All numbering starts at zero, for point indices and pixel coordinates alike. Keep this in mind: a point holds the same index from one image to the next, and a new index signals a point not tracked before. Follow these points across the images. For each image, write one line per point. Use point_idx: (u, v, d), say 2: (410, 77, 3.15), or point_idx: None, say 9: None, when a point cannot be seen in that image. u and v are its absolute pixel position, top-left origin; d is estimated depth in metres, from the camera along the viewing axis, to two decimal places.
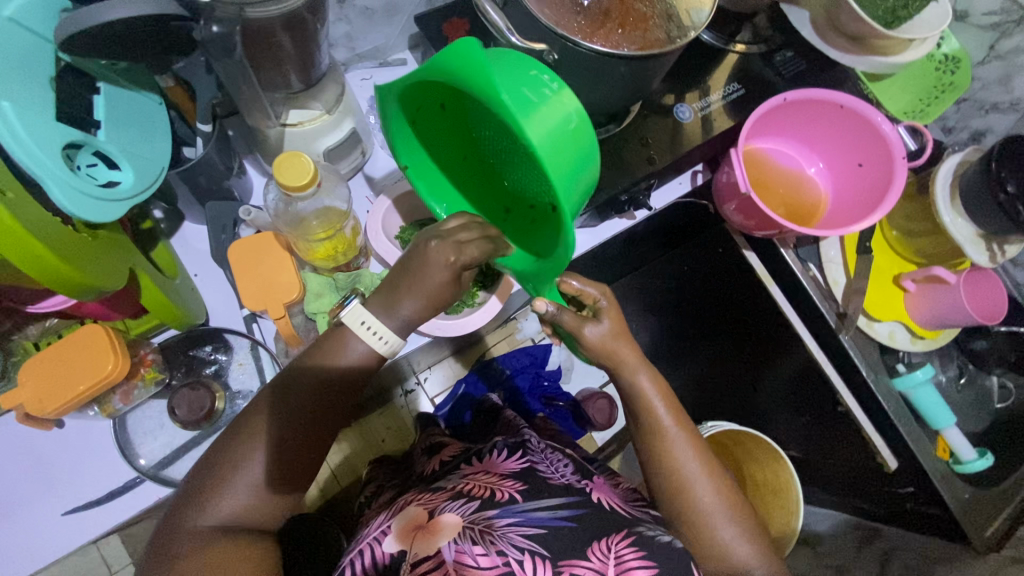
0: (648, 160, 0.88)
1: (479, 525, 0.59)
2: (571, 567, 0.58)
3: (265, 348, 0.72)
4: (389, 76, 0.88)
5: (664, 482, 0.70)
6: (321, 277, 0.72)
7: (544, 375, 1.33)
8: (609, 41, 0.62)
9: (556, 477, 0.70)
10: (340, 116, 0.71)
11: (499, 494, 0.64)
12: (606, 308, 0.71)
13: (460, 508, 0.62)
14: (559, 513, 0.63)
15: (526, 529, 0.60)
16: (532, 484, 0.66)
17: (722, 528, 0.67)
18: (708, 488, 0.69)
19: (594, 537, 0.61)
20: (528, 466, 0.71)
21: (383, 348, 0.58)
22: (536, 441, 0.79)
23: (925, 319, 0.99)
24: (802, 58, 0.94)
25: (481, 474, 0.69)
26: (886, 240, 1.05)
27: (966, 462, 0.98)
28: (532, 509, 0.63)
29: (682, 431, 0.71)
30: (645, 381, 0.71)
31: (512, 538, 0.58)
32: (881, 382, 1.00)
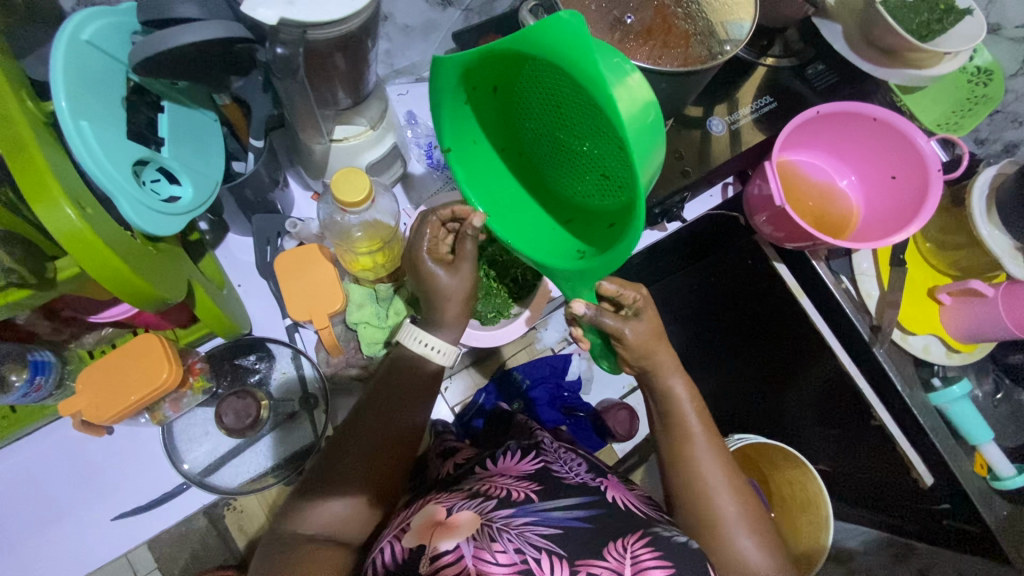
0: (681, 173, 0.89)
1: (497, 523, 0.61)
2: (588, 566, 0.60)
3: (308, 358, 0.74)
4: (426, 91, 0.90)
5: (686, 487, 0.71)
6: (363, 288, 0.73)
7: (564, 386, 1.33)
8: (650, 58, 0.63)
9: (570, 477, 0.71)
10: (383, 131, 0.73)
11: (515, 495, 0.66)
12: (646, 308, 0.68)
13: (477, 506, 0.64)
14: (573, 513, 0.65)
15: (542, 530, 0.62)
16: (546, 485, 0.68)
17: (737, 537, 0.68)
18: (728, 497, 0.69)
19: (612, 537, 0.63)
20: (541, 466, 0.72)
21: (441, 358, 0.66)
22: (549, 441, 0.80)
23: (960, 332, 0.98)
24: (834, 71, 0.95)
25: (499, 476, 0.71)
26: (920, 252, 1.04)
27: (1005, 479, 0.97)
28: (548, 508, 0.65)
29: (708, 438, 0.72)
30: (679, 386, 0.71)
31: (529, 536, 0.61)
32: (916, 396, 0.98)
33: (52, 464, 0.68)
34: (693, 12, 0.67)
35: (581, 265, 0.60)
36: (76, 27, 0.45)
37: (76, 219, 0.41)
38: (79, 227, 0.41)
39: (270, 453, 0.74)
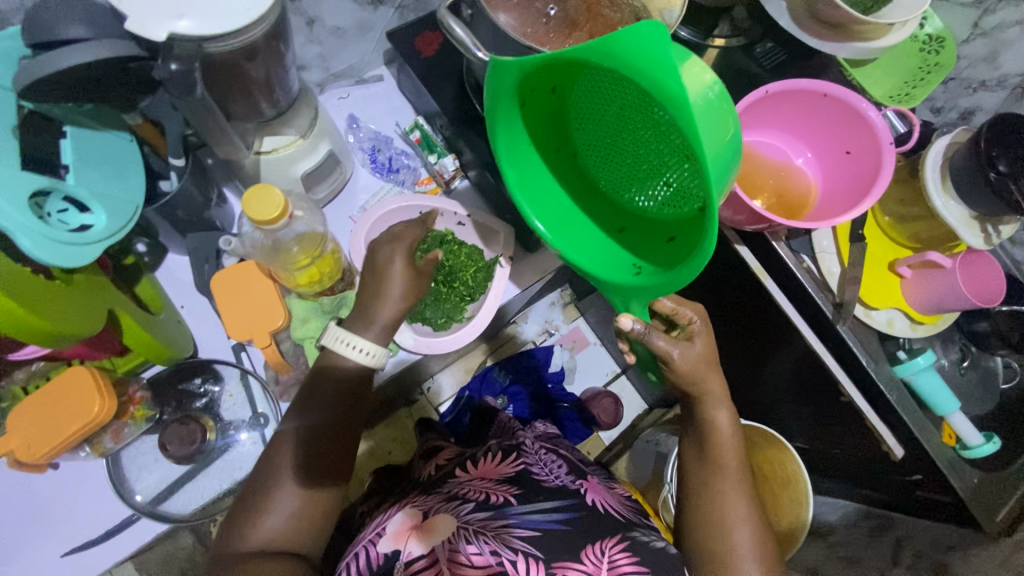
0: None
1: (473, 526, 0.63)
2: (564, 568, 0.60)
3: (255, 377, 0.72)
4: (367, 94, 0.88)
5: (703, 510, 0.71)
6: (306, 302, 0.72)
7: (548, 377, 1.47)
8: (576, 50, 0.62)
9: (549, 480, 0.74)
10: (315, 139, 0.70)
11: (493, 498, 0.68)
12: (700, 330, 0.69)
13: (454, 509, 0.67)
14: (551, 515, 0.66)
15: (520, 530, 0.63)
16: (525, 489, 0.70)
17: (744, 565, 0.67)
18: (743, 527, 0.69)
19: (589, 540, 0.64)
20: (521, 469, 0.75)
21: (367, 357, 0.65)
22: (530, 442, 0.84)
23: (922, 303, 0.97)
24: (783, 49, 0.94)
25: (478, 480, 0.74)
26: (879, 226, 1.02)
27: (973, 447, 0.98)
28: (527, 512, 0.66)
29: (739, 472, 0.72)
30: (722, 417, 0.73)
31: (507, 539, 0.61)
32: (882, 370, 0.98)
33: None
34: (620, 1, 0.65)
35: (637, 279, 0.61)
36: None
37: None
38: None
39: (223, 477, 0.73)
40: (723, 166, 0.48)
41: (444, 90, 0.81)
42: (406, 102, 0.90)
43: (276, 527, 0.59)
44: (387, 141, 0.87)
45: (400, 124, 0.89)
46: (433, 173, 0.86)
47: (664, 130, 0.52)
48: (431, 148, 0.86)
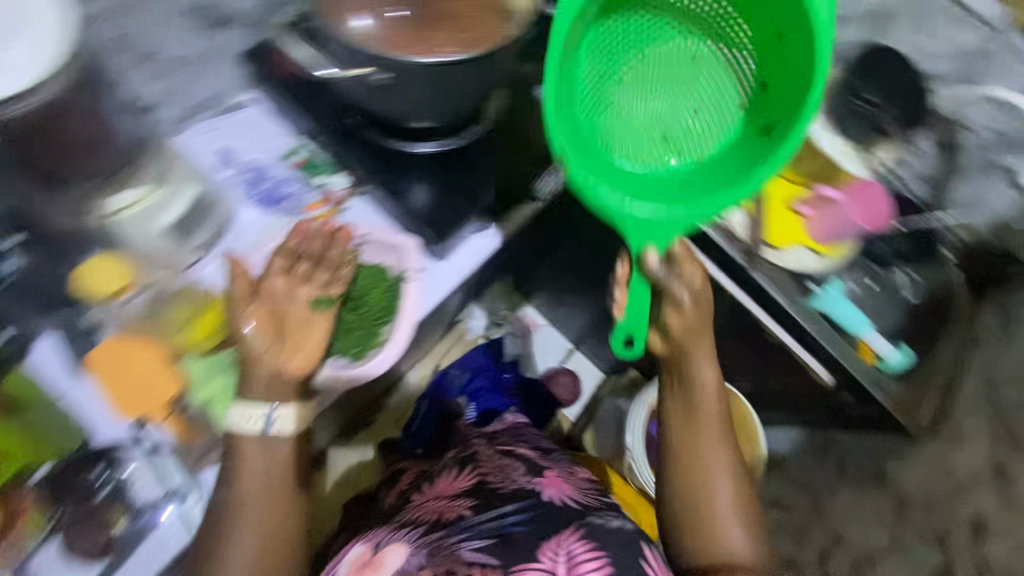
0: (521, 150, 0.83)
1: (441, 542, 0.72)
2: (525, 570, 0.67)
3: (165, 452, 0.68)
4: (235, 122, 0.82)
5: (682, 472, 0.73)
6: (200, 361, 0.68)
7: (502, 368, 1.39)
8: (432, 52, 0.65)
9: (506, 485, 0.81)
10: (172, 187, 0.69)
11: (446, 516, 0.77)
12: (699, 283, 0.70)
13: (406, 534, 0.75)
14: (509, 519, 0.73)
15: (472, 542, 0.71)
16: (481, 499, 0.79)
17: (724, 520, 0.71)
18: (724, 483, 0.72)
19: (544, 538, 0.70)
20: (477, 480, 0.83)
21: (261, 424, 0.65)
22: (484, 449, 0.92)
23: (824, 236, 1.00)
24: None
25: (433, 500, 0.82)
26: (770, 168, 1.02)
27: (889, 361, 1.02)
28: (479, 523, 0.74)
29: (719, 430, 0.73)
30: (708, 375, 0.73)
31: (463, 553, 0.70)
32: (799, 305, 1.02)
33: None
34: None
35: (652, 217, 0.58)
36: None
37: None
38: None
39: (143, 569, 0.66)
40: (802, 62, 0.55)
41: (322, 114, 0.80)
42: (281, 123, 0.84)
43: (242, 571, 0.61)
44: (266, 169, 0.82)
45: (278, 149, 0.83)
46: (323, 195, 0.82)
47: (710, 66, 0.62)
48: (317, 170, 0.83)
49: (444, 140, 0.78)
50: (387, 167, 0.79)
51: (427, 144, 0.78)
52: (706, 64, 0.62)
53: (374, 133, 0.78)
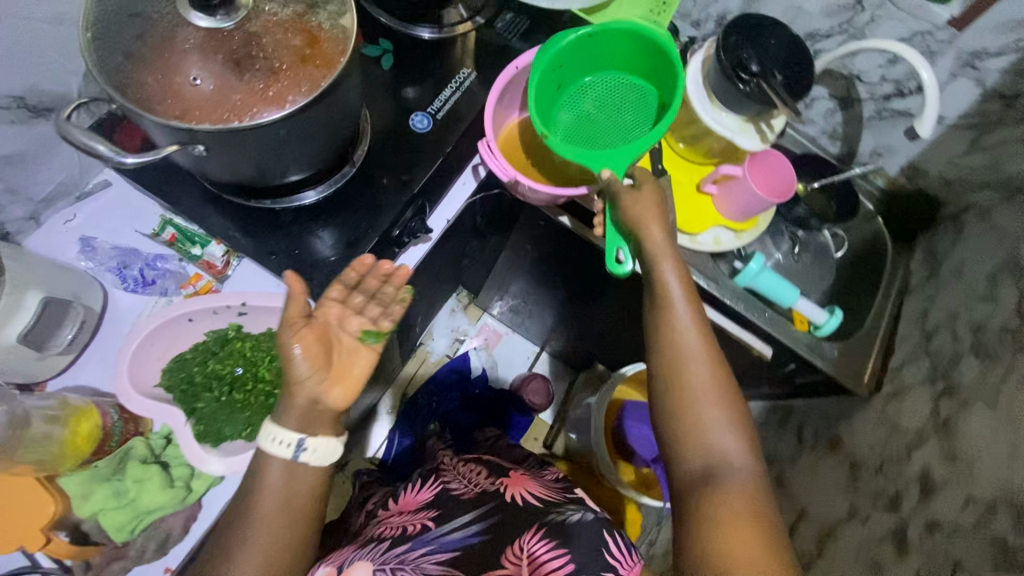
0: (402, 184, 0.79)
1: (395, 561, 0.67)
2: None
3: (63, 573, 0.65)
4: (94, 207, 0.77)
5: (663, 357, 0.70)
6: (77, 474, 0.65)
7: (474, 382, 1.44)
8: (241, 110, 0.54)
9: (466, 491, 0.78)
10: (13, 294, 0.64)
11: (411, 528, 0.73)
12: (642, 185, 0.74)
13: (370, 551, 0.71)
14: (470, 529, 0.70)
15: (438, 555, 0.67)
16: (443, 509, 0.75)
17: (709, 413, 0.66)
18: (703, 373, 0.68)
19: (507, 544, 0.67)
20: (440, 490, 0.80)
21: (290, 452, 0.62)
22: (450, 463, 0.91)
23: (737, 213, 0.98)
24: (523, 15, 0.90)
25: (395, 516, 0.78)
26: (676, 153, 1.02)
27: (823, 325, 1.01)
28: (443, 532, 0.71)
29: (695, 329, 0.71)
30: (671, 274, 0.72)
31: (423, 567, 0.66)
32: (724, 287, 1.00)
33: None
34: (268, 46, 0.56)
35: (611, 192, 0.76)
36: None
37: None
38: None
39: None
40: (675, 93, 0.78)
41: (181, 187, 0.75)
42: (146, 198, 0.79)
43: None
44: (135, 251, 0.77)
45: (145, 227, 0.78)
46: (202, 266, 0.78)
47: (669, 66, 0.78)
48: (190, 241, 0.77)
49: (326, 181, 0.77)
50: (258, 226, 0.75)
51: (304, 195, 0.76)
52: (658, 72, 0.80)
53: (232, 196, 0.74)
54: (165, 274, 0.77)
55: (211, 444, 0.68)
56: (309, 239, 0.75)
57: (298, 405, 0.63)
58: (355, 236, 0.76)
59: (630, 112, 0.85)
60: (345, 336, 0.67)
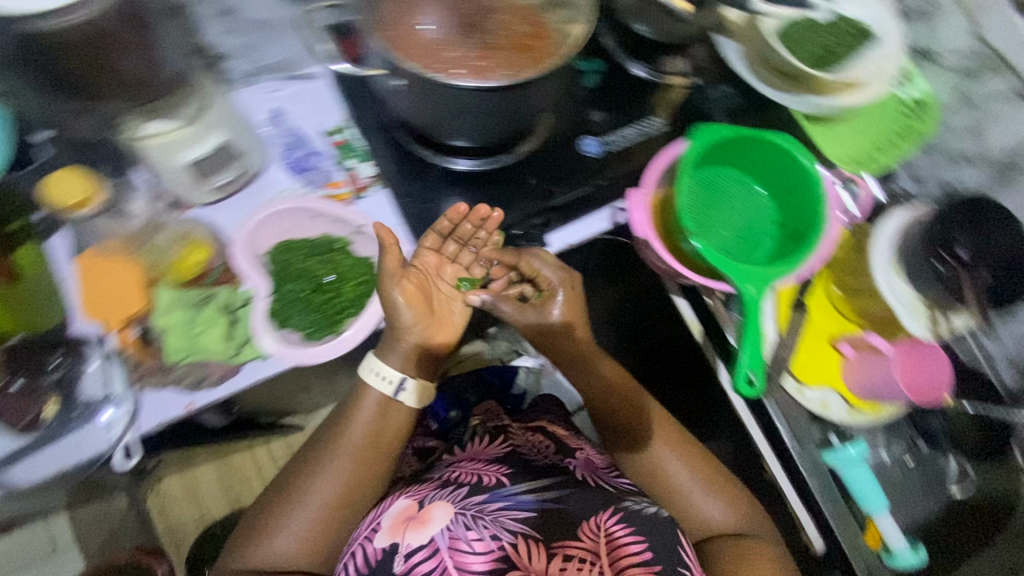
0: (545, 195, 0.80)
1: (472, 512, 0.71)
2: (564, 547, 0.69)
3: (116, 362, 0.71)
4: (297, 91, 0.87)
5: (641, 466, 0.82)
6: (170, 293, 0.73)
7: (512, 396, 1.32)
8: (478, 72, 0.63)
9: (537, 460, 0.82)
10: (203, 129, 0.70)
11: (487, 479, 0.77)
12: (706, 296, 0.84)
13: (450, 493, 0.75)
14: (544, 495, 0.74)
15: (514, 512, 0.72)
16: (513, 468, 0.79)
17: (700, 504, 0.79)
18: (682, 472, 0.81)
19: (585, 517, 0.72)
20: (509, 451, 0.84)
21: (392, 388, 0.76)
22: (517, 428, 0.93)
23: (860, 388, 0.87)
24: (740, 93, 0.87)
25: (467, 462, 0.82)
26: (829, 296, 0.91)
27: (896, 555, 0.86)
28: (519, 491, 0.74)
29: (658, 415, 0.84)
30: (604, 366, 0.84)
31: (504, 522, 0.70)
32: (807, 455, 0.89)
33: None
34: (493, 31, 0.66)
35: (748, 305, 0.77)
36: None
37: None
38: None
39: (65, 457, 0.70)
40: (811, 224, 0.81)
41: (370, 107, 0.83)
42: (338, 102, 0.87)
43: (321, 499, 0.73)
44: (305, 140, 0.85)
45: (325, 125, 0.87)
46: (347, 178, 0.84)
47: (804, 197, 0.82)
48: (350, 153, 0.85)
49: (478, 159, 0.79)
50: (412, 169, 0.81)
51: (457, 162, 0.79)
52: (790, 197, 0.85)
53: (404, 135, 0.79)
54: (315, 169, 0.84)
55: (276, 323, 0.75)
56: (442, 200, 0.78)
57: (402, 348, 0.77)
58: (483, 216, 0.78)
59: (756, 225, 0.88)
60: (444, 285, 0.83)
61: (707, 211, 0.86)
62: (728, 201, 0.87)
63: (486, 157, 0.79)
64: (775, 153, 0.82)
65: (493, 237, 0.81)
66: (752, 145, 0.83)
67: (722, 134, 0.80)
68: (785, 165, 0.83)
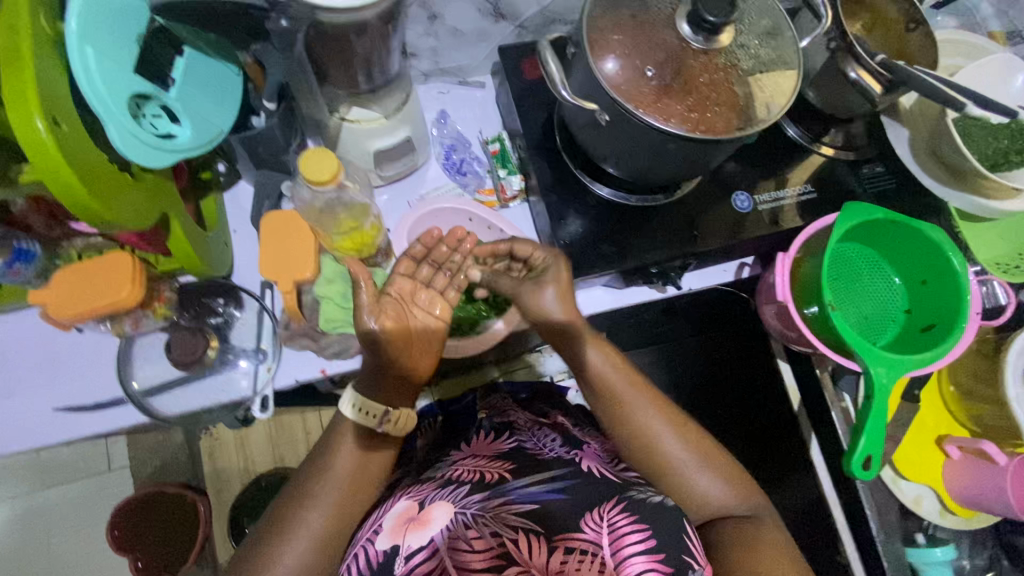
0: (687, 239, 0.81)
1: (470, 509, 0.60)
2: (567, 541, 0.56)
3: (270, 315, 0.77)
4: (464, 96, 0.92)
5: (637, 435, 0.69)
6: (337, 265, 0.75)
7: None
8: (663, 112, 0.60)
9: (544, 452, 0.71)
10: (397, 122, 0.73)
11: (488, 476, 0.66)
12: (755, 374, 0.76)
13: (449, 492, 0.64)
14: (549, 487, 0.62)
15: (507, 501, 0.61)
16: (519, 462, 0.68)
17: (700, 482, 0.67)
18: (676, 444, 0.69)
19: (587, 509, 0.59)
20: (515, 445, 0.73)
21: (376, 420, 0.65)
22: (523, 420, 0.83)
23: (959, 493, 0.86)
24: (892, 176, 0.87)
25: (468, 458, 0.73)
26: (941, 394, 0.92)
27: None
28: (527, 485, 0.63)
29: (657, 406, 0.70)
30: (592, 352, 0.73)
31: (506, 517, 0.59)
32: (891, 547, 0.88)
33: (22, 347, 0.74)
34: (720, 79, 0.61)
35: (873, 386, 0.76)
36: None
37: (45, 132, 0.44)
38: (45, 138, 0.44)
39: (211, 394, 0.77)
40: (948, 325, 0.80)
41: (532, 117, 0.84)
42: (498, 114, 0.93)
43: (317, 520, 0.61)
44: (465, 144, 0.90)
45: (484, 133, 0.92)
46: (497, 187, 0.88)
47: (945, 297, 0.82)
48: (503, 164, 0.88)
49: (621, 191, 0.80)
50: (565, 189, 0.81)
51: (600, 188, 0.81)
52: (928, 292, 0.84)
53: (566, 157, 0.81)
54: (470, 173, 0.88)
55: None
56: (587, 225, 0.81)
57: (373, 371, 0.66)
58: (626, 249, 0.80)
59: (883, 311, 0.88)
60: (423, 315, 0.71)
61: (838, 286, 0.87)
62: (859, 281, 0.88)
63: (640, 194, 0.80)
64: (926, 247, 0.82)
65: (470, 265, 0.76)
66: (903, 235, 0.84)
67: (879, 215, 0.81)
68: (931, 261, 0.83)
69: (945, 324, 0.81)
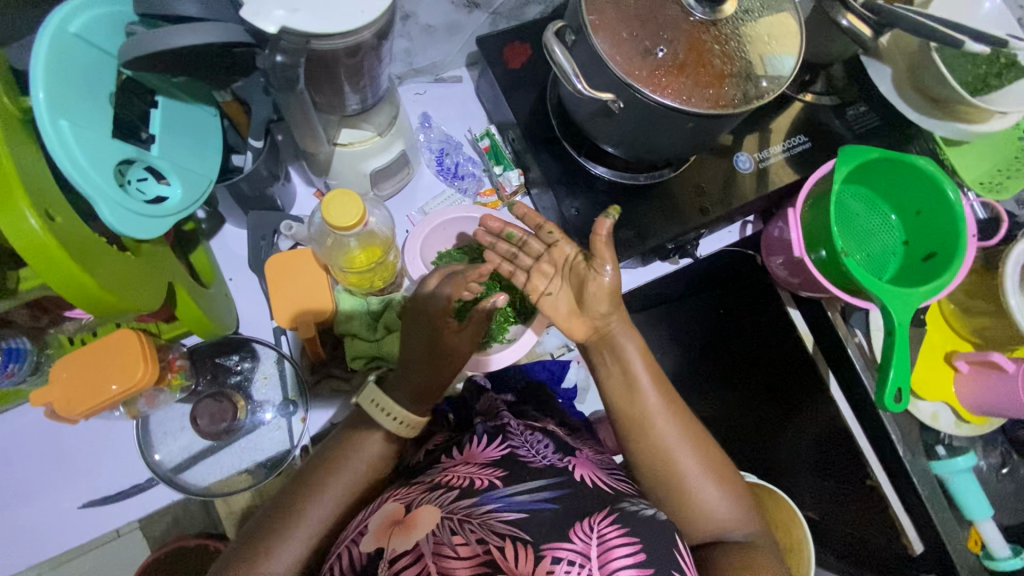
0: (699, 209, 0.81)
1: (458, 515, 0.54)
2: (553, 550, 0.50)
3: (291, 362, 0.73)
4: (443, 94, 0.87)
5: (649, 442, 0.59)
6: (354, 298, 0.73)
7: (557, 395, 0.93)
8: (679, 93, 0.58)
9: (537, 460, 0.61)
10: (391, 138, 0.69)
11: (479, 483, 0.58)
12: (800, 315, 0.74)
13: (437, 498, 0.56)
14: (539, 494, 0.56)
15: (501, 513, 0.54)
16: (511, 469, 0.59)
17: (705, 493, 0.58)
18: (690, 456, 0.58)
19: (577, 517, 0.53)
20: (508, 452, 0.63)
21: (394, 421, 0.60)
22: (517, 424, 0.69)
23: (972, 404, 0.92)
24: (875, 113, 0.88)
25: (463, 466, 0.62)
26: (942, 314, 0.97)
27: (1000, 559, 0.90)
28: (513, 493, 0.56)
29: (666, 405, 0.60)
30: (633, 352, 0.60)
31: (492, 526, 0.52)
32: (917, 463, 0.91)
33: (27, 445, 0.68)
34: (731, 50, 0.59)
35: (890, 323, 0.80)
36: (62, 19, 0.42)
37: (39, 229, 0.39)
38: (41, 236, 0.39)
39: (245, 457, 0.72)
40: (946, 253, 0.83)
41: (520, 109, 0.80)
42: (481, 108, 0.89)
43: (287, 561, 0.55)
44: (455, 145, 0.86)
45: (471, 130, 0.88)
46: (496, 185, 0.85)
47: (941, 226, 0.84)
48: (498, 159, 0.84)
49: (617, 170, 0.78)
50: (570, 177, 0.79)
51: (598, 168, 0.78)
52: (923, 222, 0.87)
53: (566, 144, 0.78)
54: (466, 175, 0.85)
55: None
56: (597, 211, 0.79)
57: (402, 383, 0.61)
58: (642, 229, 0.79)
59: (882, 247, 0.91)
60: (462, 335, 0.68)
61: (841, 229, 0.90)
62: (857, 222, 0.91)
63: (646, 171, 0.79)
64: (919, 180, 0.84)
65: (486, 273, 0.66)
66: (896, 172, 0.86)
67: (873, 155, 0.82)
68: (924, 193, 0.85)
69: (943, 252, 0.84)
